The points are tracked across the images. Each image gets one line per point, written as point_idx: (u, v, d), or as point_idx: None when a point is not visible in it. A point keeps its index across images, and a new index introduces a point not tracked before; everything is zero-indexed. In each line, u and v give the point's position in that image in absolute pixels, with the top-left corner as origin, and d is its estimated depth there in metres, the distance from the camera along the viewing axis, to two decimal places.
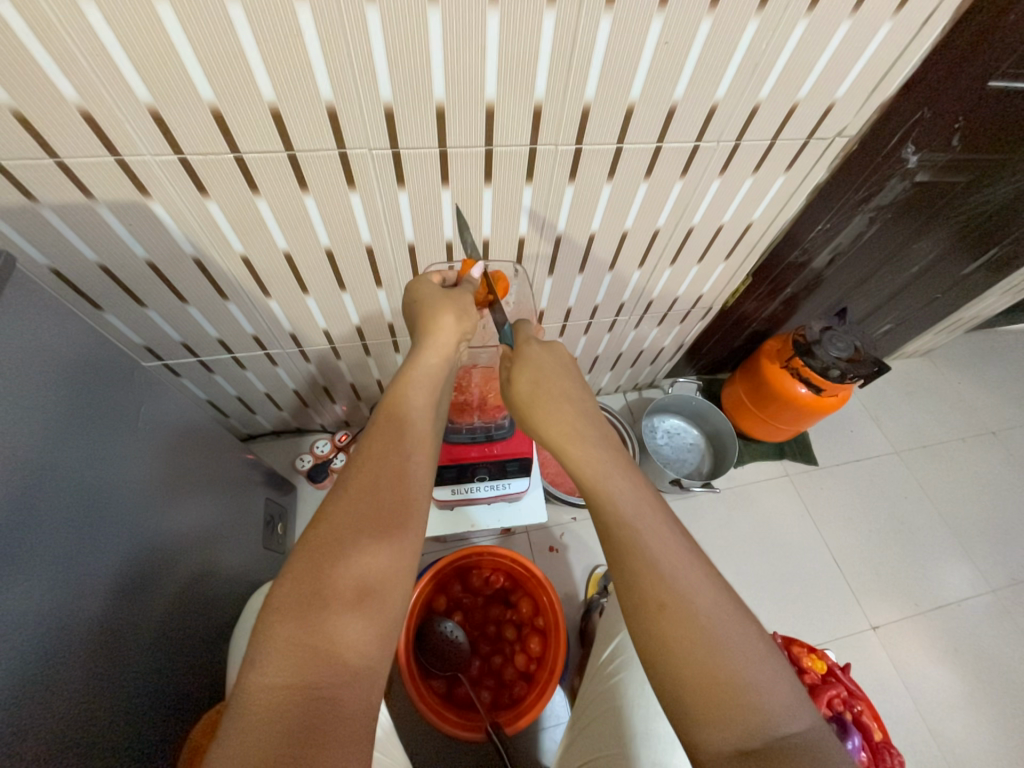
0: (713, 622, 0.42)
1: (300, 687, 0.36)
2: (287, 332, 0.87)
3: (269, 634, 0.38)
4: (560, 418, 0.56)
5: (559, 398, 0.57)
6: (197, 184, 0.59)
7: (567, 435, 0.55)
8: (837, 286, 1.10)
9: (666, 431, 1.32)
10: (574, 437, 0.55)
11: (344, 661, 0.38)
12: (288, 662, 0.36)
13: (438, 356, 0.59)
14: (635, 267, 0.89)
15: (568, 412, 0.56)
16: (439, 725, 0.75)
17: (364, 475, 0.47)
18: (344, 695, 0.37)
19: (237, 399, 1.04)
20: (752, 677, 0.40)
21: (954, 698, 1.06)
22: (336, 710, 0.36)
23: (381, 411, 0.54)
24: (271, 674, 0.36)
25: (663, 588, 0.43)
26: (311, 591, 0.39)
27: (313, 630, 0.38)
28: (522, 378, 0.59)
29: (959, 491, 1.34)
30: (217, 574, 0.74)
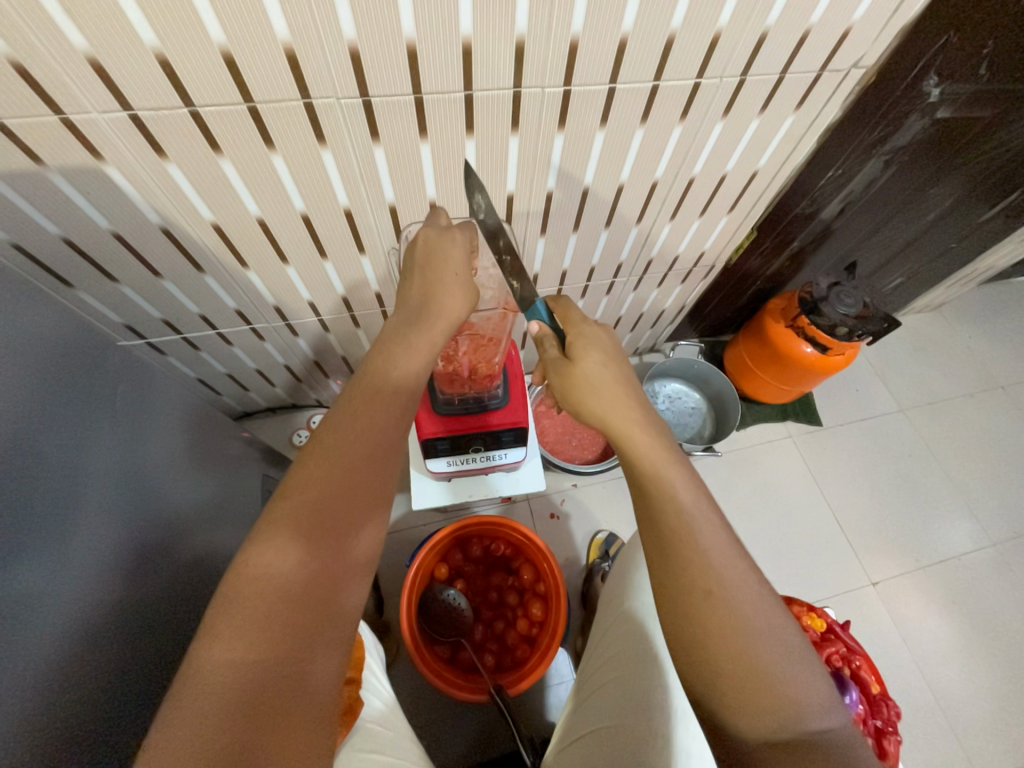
0: (756, 614, 0.42)
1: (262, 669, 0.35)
2: (271, 306, 0.84)
3: (239, 607, 0.36)
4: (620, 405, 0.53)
5: (621, 387, 0.53)
6: (154, 144, 0.54)
7: (629, 422, 0.52)
8: (846, 238, 1.05)
9: (667, 396, 1.29)
10: (636, 423, 0.52)
11: (311, 640, 0.38)
12: (258, 638, 0.36)
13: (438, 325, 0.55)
14: (632, 223, 0.84)
15: (630, 402, 0.53)
16: (443, 687, 0.77)
17: (351, 452, 0.45)
18: (307, 673, 0.37)
19: (228, 376, 1.01)
20: (788, 670, 0.41)
21: (949, 649, 1.08)
22: (300, 688, 0.36)
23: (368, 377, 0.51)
24: (235, 651, 0.35)
25: (711, 576, 0.43)
26: (291, 569, 0.39)
27: (290, 609, 0.38)
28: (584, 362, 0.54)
29: (964, 448, 1.32)
30: (216, 552, 0.74)
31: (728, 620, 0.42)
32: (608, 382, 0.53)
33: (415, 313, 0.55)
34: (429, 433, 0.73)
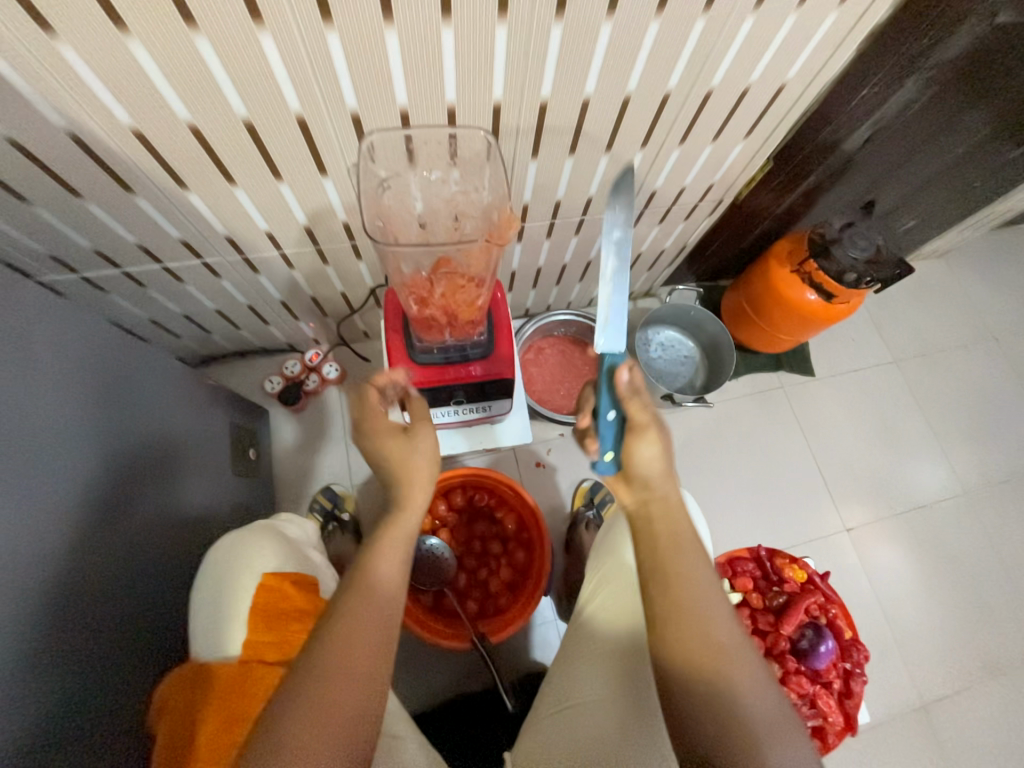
0: (758, 676, 0.46)
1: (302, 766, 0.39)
2: (223, 237, 0.73)
3: (279, 712, 0.41)
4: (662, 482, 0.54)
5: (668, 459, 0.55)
6: (36, 16, 0.42)
7: (656, 486, 0.54)
8: (866, 173, 0.96)
9: (660, 344, 1.24)
10: (659, 486, 0.54)
11: (347, 706, 0.42)
12: (301, 716, 0.41)
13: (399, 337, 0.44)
14: (636, 148, 0.74)
15: (659, 464, 0.54)
16: (426, 636, 0.78)
17: (346, 623, 0.46)
18: (349, 726, 0.42)
19: (184, 317, 0.92)
20: (776, 729, 0.46)
21: (911, 589, 1.14)
22: (346, 740, 0.42)
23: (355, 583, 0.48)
24: (287, 729, 0.40)
25: (723, 636, 0.47)
26: (314, 665, 0.43)
27: (320, 689, 0.42)
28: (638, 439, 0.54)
29: (951, 399, 1.32)
30: (179, 509, 0.70)
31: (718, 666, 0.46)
32: (662, 466, 0.54)
33: None
34: (407, 385, 0.67)
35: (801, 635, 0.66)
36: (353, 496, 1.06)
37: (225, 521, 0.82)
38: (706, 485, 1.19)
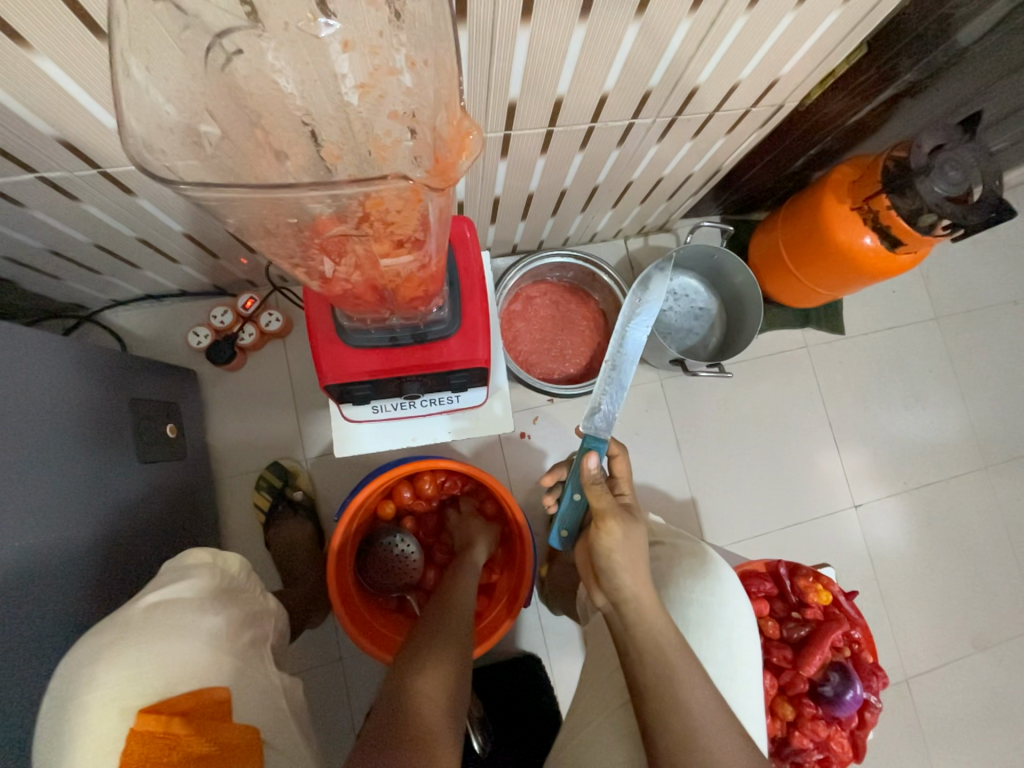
0: None
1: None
2: (54, 137, 0.49)
3: None
4: (641, 590, 0.52)
5: (637, 557, 0.54)
6: None
7: (639, 599, 0.52)
8: (974, 75, 0.71)
9: (672, 294, 1.03)
10: (642, 601, 0.52)
11: None
12: None
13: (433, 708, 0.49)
14: (682, 14, 0.48)
15: (634, 570, 0.53)
16: (385, 650, 0.66)
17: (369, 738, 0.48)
18: None
19: (55, 255, 0.69)
20: None
21: (912, 566, 1.08)
22: None
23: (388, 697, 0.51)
24: None
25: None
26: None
27: None
28: (603, 543, 0.54)
29: (989, 363, 1.17)
30: (59, 515, 0.54)
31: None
32: (625, 562, 0.53)
33: None
34: (337, 376, 0.49)
35: (825, 679, 0.57)
36: (306, 472, 0.91)
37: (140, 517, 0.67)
38: (709, 458, 1.06)
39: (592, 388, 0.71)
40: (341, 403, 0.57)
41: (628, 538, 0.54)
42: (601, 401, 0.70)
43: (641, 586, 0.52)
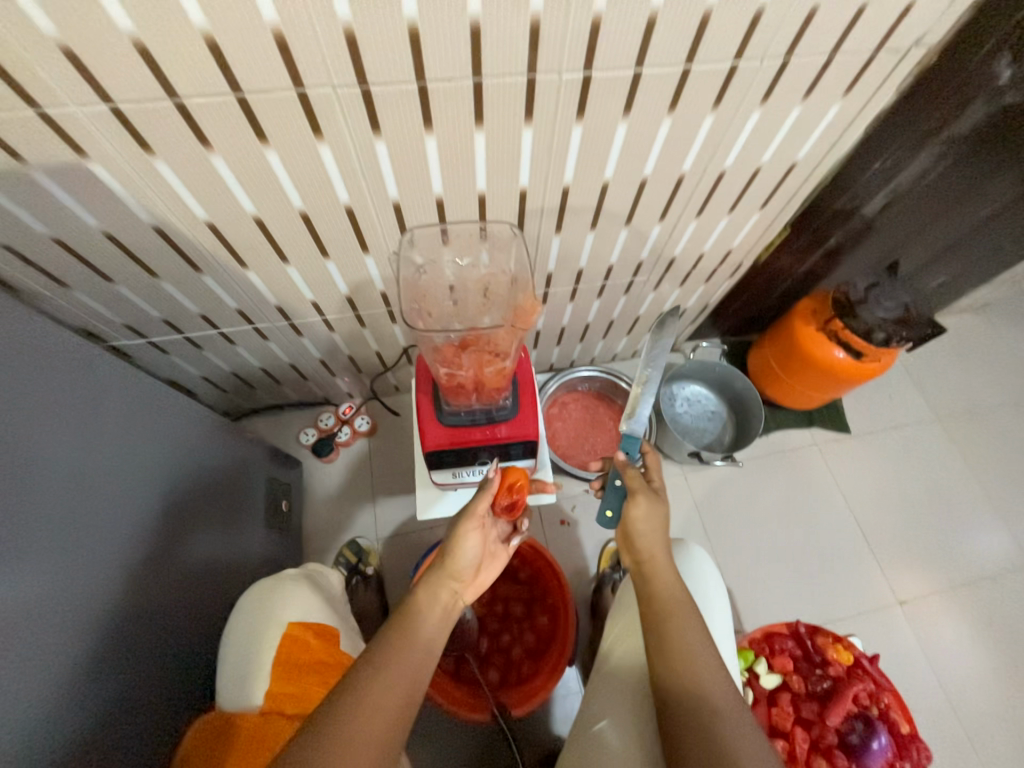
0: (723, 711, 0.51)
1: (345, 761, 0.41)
2: (273, 305, 0.80)
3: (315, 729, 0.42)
4: (665, 569, 0.61)
5: (660, 536, 0.63)
6: (139, 140, 0.50)
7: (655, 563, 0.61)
8: (889, 237, 0.96)
9: (686, 399, 1.23)
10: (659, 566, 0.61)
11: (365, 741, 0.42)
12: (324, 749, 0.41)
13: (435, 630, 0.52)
14: (656, 222, 0.78)
15: (655, 537, 0.62)
16: (448, 708, 0.75)
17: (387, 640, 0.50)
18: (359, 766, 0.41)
19: (233, 375, 0.99)
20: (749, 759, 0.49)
21: (980, 675, 1.03)
22: None
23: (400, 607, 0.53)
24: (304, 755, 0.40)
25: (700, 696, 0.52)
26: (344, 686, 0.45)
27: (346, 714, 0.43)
28: (636, 517, 0.63)
29: (1006, 461, 1.23)
30: (215, 555, 0.73)
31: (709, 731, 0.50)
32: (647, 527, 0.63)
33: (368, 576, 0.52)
34: (434, 445, 0.70)
35: (850, 729, 0.65)
36: (377, 550, 1.06)
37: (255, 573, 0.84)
38: (740, 549, 1.13)
39: (629, 394, 0.79)
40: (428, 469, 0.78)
41: (653, 520, 0.63)
42: (638, 405, 0.78)
43: (664, 569, 0.61)
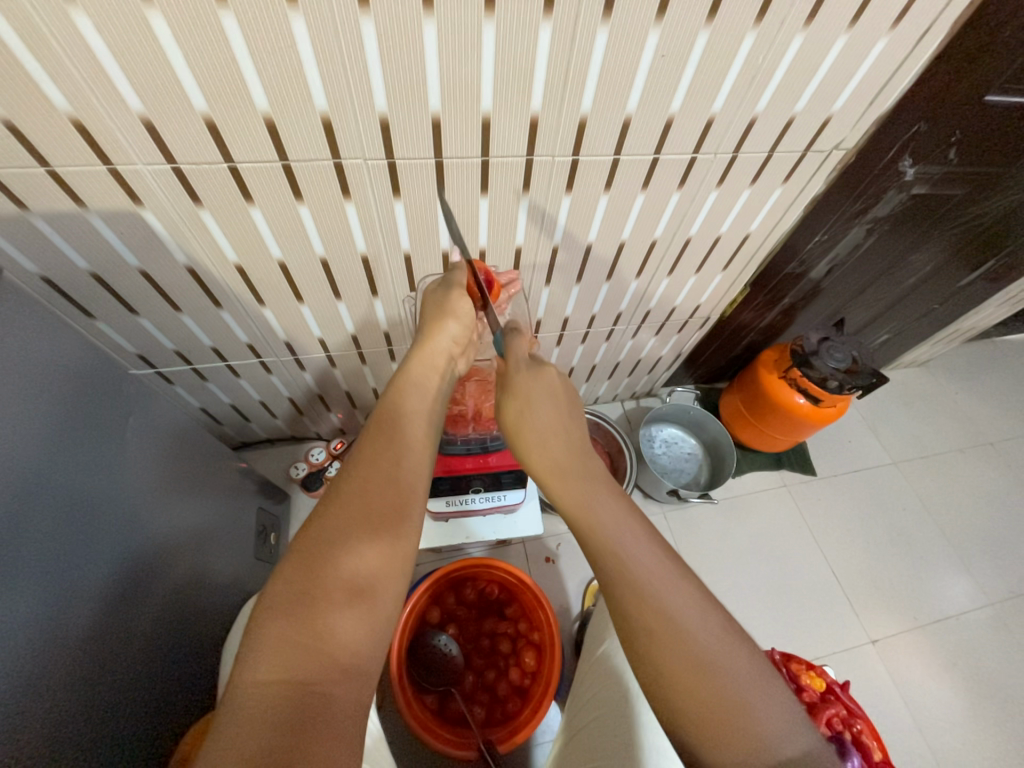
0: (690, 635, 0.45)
1: (296, 679, 0.38)
2: (282, 341, 0.86)
3: (263, 635, 0.40)
4: (558, 434, 0.57)
5: (551, 400, 0.59)
6: (191, 193, 0.58)
7: (549, 468, 0.56)
8: (836, 296, 1.09)
9: (664, 441, 1.30)
10: (556, 469, 0.56)
11: (335, 656, 0.40)
12: (279, 660, 0.38)
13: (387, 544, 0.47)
14: (633, 277, 0.88)
15: (543, 437, 0.57)
16: (430, 742, 0.74)
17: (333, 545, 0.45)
18: (337, 692, 0.39)
19: (231, 407, 1.03)
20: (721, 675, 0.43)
21: (950, 713, 1.07)
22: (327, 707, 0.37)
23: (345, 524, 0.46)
24: (262, 673, 0.38)
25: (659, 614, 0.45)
26: (301, 596, 0.41)
27: (304, 628, 0.40)
28: (515, 395, 0.59)
29: (958, 504, 1.33)
30: (207, 581, 0.73)
31: (706, 699, 0.42)
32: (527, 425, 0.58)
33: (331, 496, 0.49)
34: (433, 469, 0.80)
35: None
36: None
37: (240, 603, 0.83)
38: (720, 587, 1.16)
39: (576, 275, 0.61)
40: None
41: (538, 385, 0.59)
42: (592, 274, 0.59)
43: (552, 434, 0.57)
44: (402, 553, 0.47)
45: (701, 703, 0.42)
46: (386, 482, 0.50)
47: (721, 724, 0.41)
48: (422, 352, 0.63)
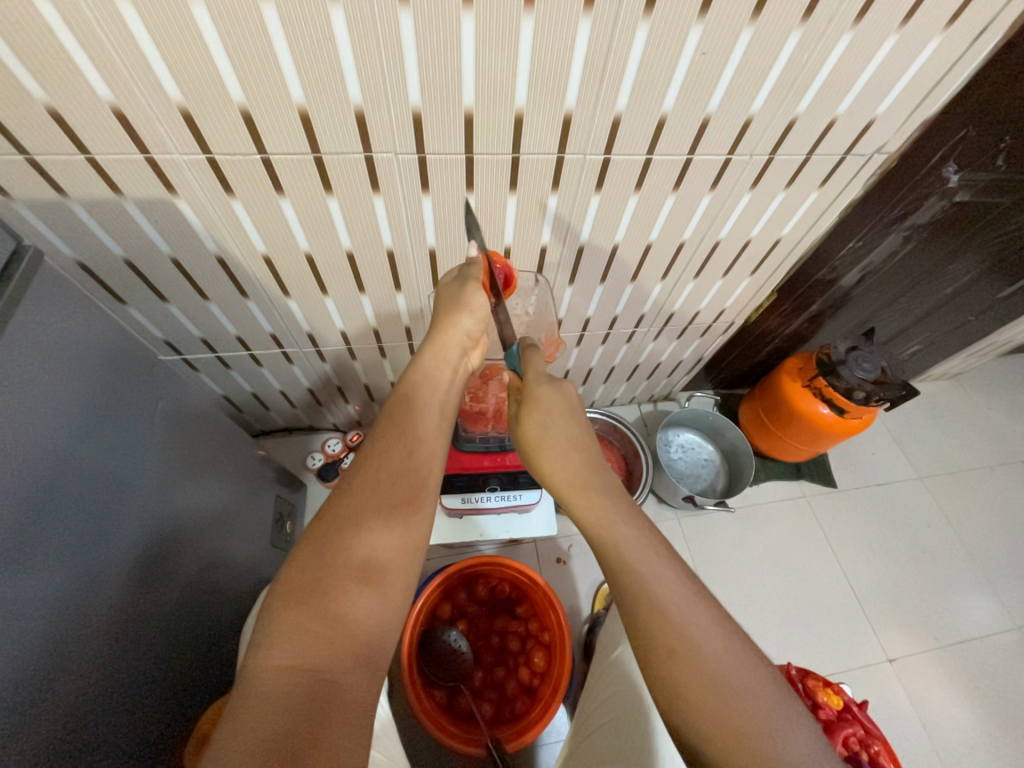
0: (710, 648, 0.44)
1: (308, 666, 0.38)
2: (305, 332, 0.87)
3: (273, 620, 0.40)
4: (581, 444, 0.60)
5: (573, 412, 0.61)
6: (223, 183, 0.59)
7: (568, 484, 0.58)
8: (867, 305, 1.06)
9: (680, 446, 1.28)
10: (576, 486, 0.57)
11: (345, 644, 0.40)
12: (289, 645, 0.38)
13: (402, 533, 0.47)
14: (659, 279, 0.87)
15: (564, 454, 0.59)
16: (439, 736, 0.75)
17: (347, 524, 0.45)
18: (346, 681, 0.38)
19: (253, 395, 1.04)
20: (736, 679, 0.43)
21: (971, 738, 1.03)
22: (337, 695, 0.37)
23: (362, 506, 0.47)
24: (274, 657, 0.38)
25: (674, 622, 0.45)
26: (311, 581, 0.41)
27: (315, 613, 0.40)
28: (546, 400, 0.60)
29: (986, 523, 1.28)
30: (226, 566, 0.75)
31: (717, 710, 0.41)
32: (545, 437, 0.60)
33: (346, 483, 0.49)
34: (451, 466, 0.80)
35: None
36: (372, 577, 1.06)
37: (255, 589, 0.85)
38: (733, 597, 1.15)
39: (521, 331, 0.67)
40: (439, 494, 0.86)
41: (562, 396, 0.62)
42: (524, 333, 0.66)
43: (576, 443, 0.59)
44: (411, 547, 0.47)
45: (717, 716, 0.41)
46: (399, 475, 0.50)
47: (736, 730, 0.41)
48: (435, 345, 0.61)
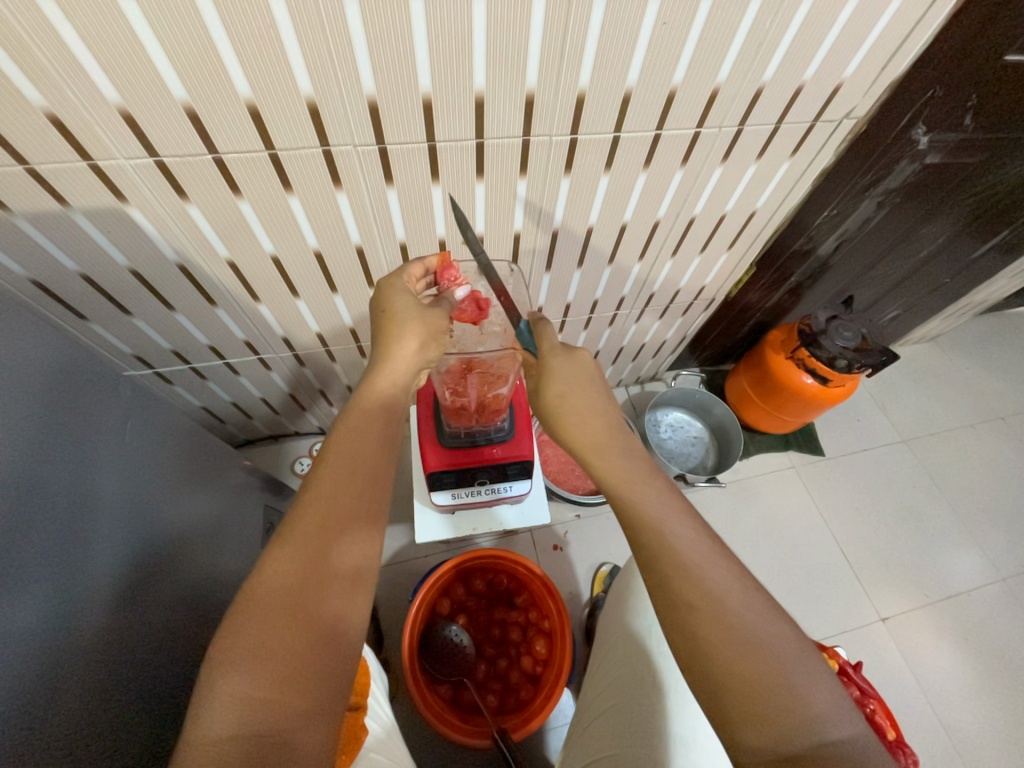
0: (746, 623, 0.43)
1: (252, 731, 0.38)
2: (281, 337, 0.85)
3: (214, 686, 0.38)
4: (594, 413, 0.57)
5: (584, 380, 0.58)
6: (176, 188, 0.56)
7: (594, 445, 0.56)
8: (844, 274, 1.07)
9: (669, 425, 1.29)
10: (601, 446, 0.56)
11: (292, 702, 0.39)
12: (235, 711, 0.38)
13: (343, 576, 0.46)
14: (635, 262, 0.86)
15: (601, 420, 0.57)
16: (446, 733, 0.75)
17: (285, 574, 0.44)
18: (296, 739, 0.39)
19: (232, 405, 1.02)
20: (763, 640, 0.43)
21: (962, 686, 1.07)
22: (288, 755, 0.38)
23: (294, 546, 0.45)
24: (217, 726, 0.37)
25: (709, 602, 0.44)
26: (255, 641, 0.40)
27: (259, 676, 0.39)
28: (545, 388, 0.58)
29: (970, 479, 1.31)
30: (219, 576, 0.74)
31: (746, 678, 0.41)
32: (571, 385, 0.58)
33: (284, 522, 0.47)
34: (437, 465, 0.79)
35: None
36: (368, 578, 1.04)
37: None
38: None
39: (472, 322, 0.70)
40: (429, 491, 0.86)
41: (570, 366, 0.59)
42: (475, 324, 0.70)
43: (589, 413, 0.57)
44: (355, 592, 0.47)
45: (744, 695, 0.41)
46: (345, 515, 0.48)
47: (760, 692, 0.41)
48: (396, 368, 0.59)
